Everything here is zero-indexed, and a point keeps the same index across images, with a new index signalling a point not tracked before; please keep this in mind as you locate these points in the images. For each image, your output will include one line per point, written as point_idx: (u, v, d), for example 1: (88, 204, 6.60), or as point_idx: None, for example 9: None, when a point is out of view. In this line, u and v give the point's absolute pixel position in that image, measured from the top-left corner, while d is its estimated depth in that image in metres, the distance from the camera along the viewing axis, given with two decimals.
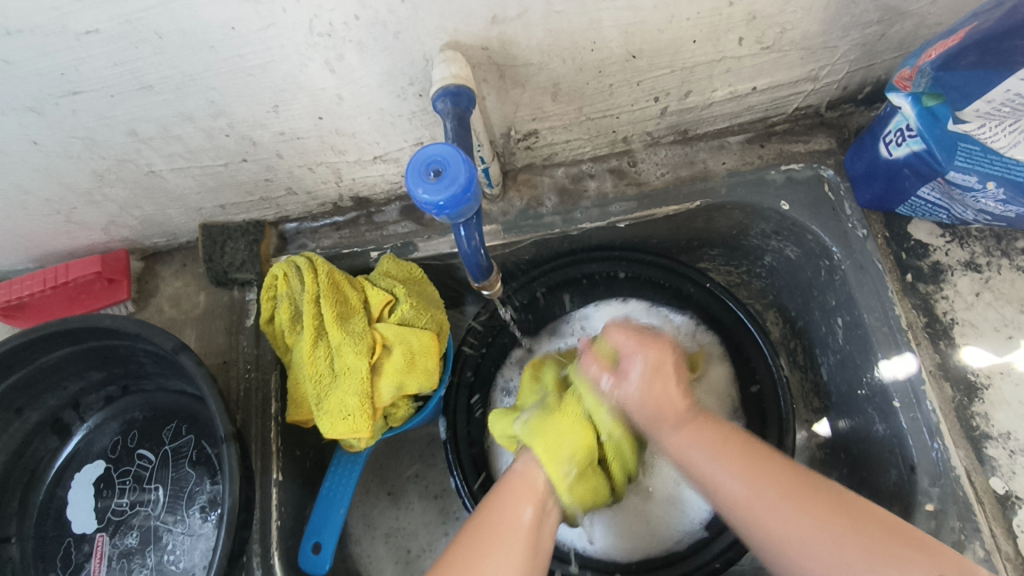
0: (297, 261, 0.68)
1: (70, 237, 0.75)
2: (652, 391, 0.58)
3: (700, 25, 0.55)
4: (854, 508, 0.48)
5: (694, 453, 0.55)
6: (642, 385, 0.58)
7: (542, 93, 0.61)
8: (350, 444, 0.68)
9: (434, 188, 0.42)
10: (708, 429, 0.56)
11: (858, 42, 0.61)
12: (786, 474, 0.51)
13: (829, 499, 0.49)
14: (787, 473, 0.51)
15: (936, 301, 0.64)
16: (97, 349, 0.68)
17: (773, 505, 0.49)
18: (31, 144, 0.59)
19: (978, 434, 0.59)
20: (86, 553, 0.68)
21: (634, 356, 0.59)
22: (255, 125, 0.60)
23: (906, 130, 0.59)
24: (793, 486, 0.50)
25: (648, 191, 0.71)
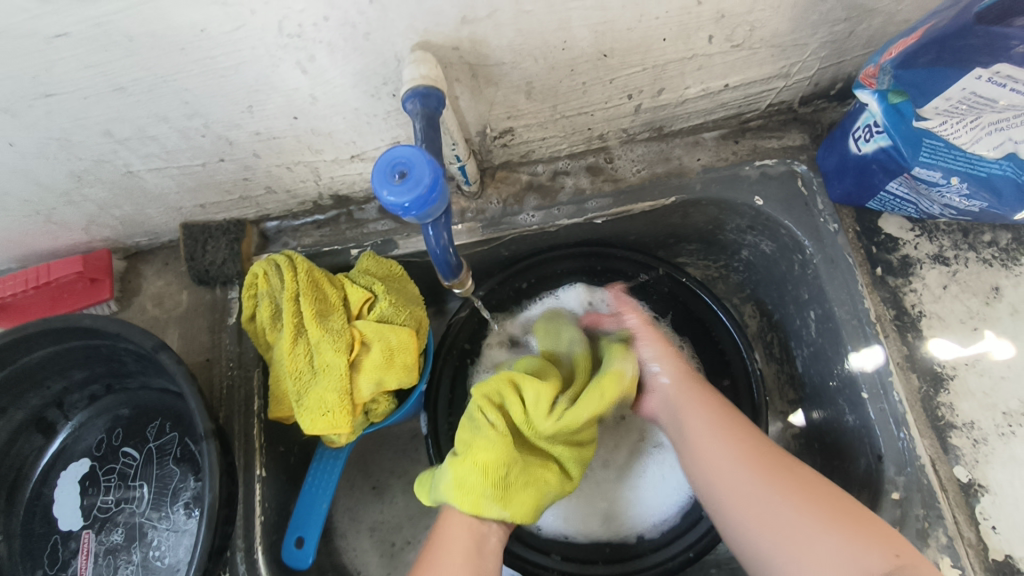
0: (277, 260, 0.69)
1: (51, 237, 0.76)
2: (659, 358, 0.69)
3: (669, 23, 0.56)
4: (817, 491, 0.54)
5: (693, 417, 0.62)
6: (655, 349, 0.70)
7: (516, 92, 0.62)
8: (331, 440, 0.69)
9: (399, 189, 0.42)
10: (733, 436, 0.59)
11: (827, 39, 0.62)
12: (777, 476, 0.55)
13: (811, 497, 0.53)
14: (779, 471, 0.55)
15: (905, 294, 0.65)
16: (78, 349, 0.68)
17: (752, 467, 0.56)
18: (7, 146, 0.59)
19: (942, 424, 0.61)
20: (72, 549, 0.69)
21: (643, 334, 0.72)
22: (231, 126, 0.61)
23: (873, 126, 0.60)
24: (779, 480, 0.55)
25: (624, 187, 0.72)
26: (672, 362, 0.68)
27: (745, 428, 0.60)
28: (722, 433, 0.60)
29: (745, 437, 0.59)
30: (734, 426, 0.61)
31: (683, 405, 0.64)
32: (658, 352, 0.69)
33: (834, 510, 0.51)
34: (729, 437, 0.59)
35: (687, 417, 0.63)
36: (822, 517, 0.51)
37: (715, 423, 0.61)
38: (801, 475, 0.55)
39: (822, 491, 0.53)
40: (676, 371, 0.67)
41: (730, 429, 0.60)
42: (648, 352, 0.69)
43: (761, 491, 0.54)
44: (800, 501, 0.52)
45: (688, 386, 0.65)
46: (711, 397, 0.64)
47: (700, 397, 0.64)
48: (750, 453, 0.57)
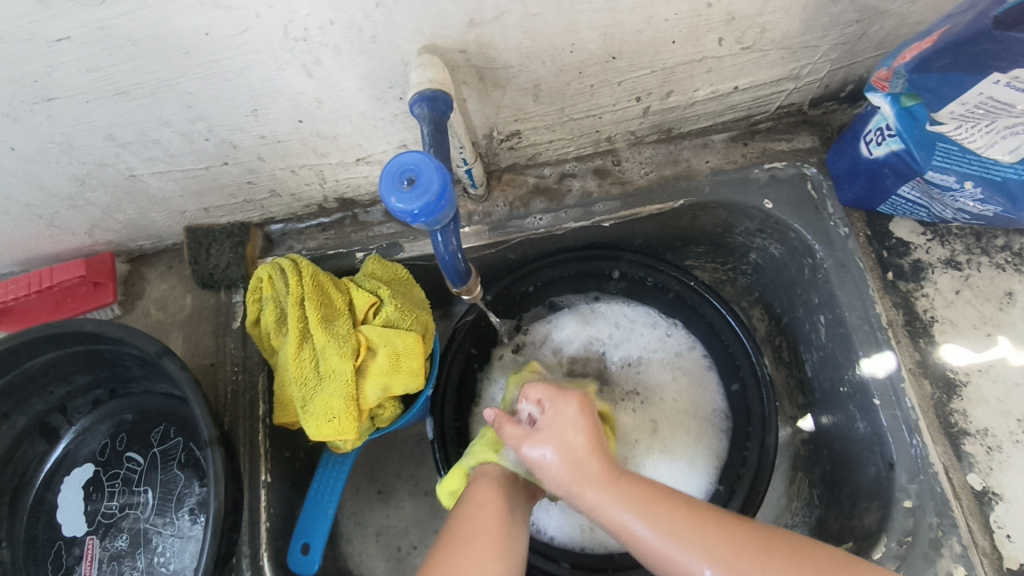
0: (281, 264, 0.68)
1: (54, 240, 0.75)
2: (557, 440, 0.51)
3: (678, 25, 0.55)
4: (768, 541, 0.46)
5: (623, 516, 0.48)
6: (540, 436, 0.52)
7: (523, 95, 0.61)
8: (337, 445, 0.69)
9: (407, 197, 0.42)
10: (652, 506, 0.48)
11: (838, 41, 0.61)
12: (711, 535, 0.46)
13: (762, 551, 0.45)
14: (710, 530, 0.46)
15: (917, 299, 0.65)
16: (81, 354, 0.68)
17: (703, 555, 0.45)
18: (8, 150, 0.58)
19: (955, 431, 0.60)
20: (76, 556, 0.68)
21: (547, 407, 0.54)
22: (235, 129, 0.60)
23: (885, 130, 0.59)
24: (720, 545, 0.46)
25: (632, 190, 0.71)
26: (583, 438, 0.51)
27: (661, 498, 0.49)
28: (655, 524, 0.47)
29: (667, 509, 0.48)
30: (652, 500, 0.49)
31: (609, 502, 0.49)
32: (549, 430, 0.52)
33: (805, 560, 0.44)
34: (665, 527, 0.47)
35: (619, 518, 0.48)
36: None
37: (644, 514, 0.48)
38: (739, 535, 0.46)
39: (769, 544, 0.45)
40: (574, 449, 0.51)
41: (646, 503, 0.48)
42: (532, 443, 0.52)
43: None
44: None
45: (603, 469, 0.50)
46: (619, 471, 0.51)
47: (614, 480, 0.50)
48: (689, 538, 0.46)
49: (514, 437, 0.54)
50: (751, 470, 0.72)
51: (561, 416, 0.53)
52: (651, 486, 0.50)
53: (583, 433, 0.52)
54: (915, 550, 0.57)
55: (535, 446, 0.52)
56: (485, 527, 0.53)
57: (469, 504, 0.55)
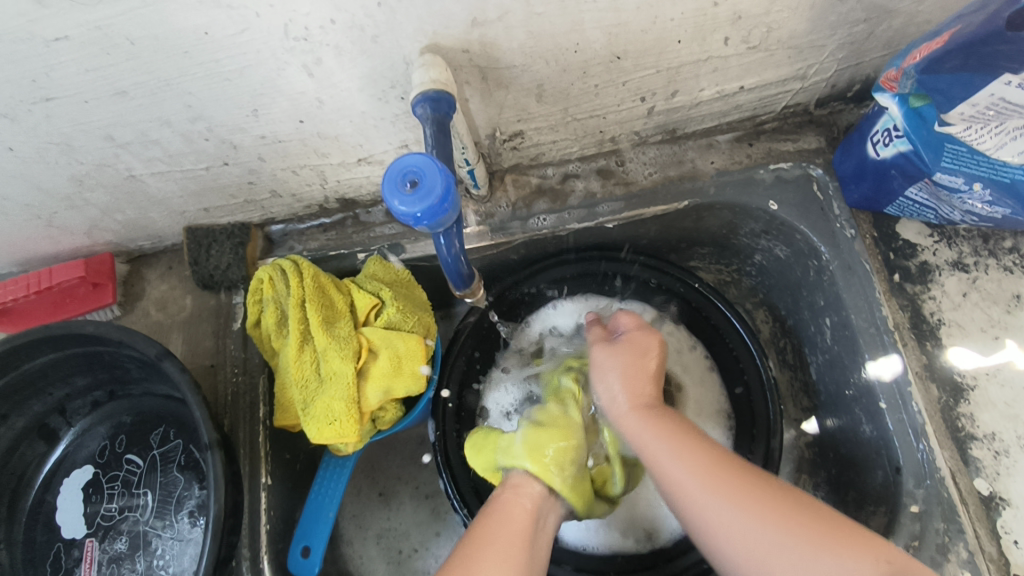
0: (282, 265, 0.67)
1: (53, 241, 0.74)
2: (609, 367, 0.58)
3: (684, 25, 0.55)
4: (790, 500, 0.47)
5: (654, 443, 0.52)
6: (608, 354, 0.59)
7: (526, 95, 0.61)
8: (338, 448, 0.68)
9: (411, 199, 0.41)
10: (685, 445, 0.51)
11: (845, 41, 0.61)
12: (738, 485, 0.48)
13: (780, 503, 0.47)
14: (739, 481, 0.49)
15: (924, 302, 0.64)
16: (80, 355, 0.67)
17: (725, 496, 0.48)
18: (6, 150, 0.58)
19: (963, 435, 0.59)
20: (76, 558, 0.68)
21: (626, 335, 0.61)
22: (235, 129, 0.59)
23: (893, 130, 0.58)
24: (741, 493, 0.48)
25: (636, 191, 0.71)
26: (643, 378, 0.57)
27: (701, 440, 0.52)
28: (684, 455, 0.50)
29: (703, 449, 0.51)
30: (689, 439, 0.52)
31: (645, 431, 0.53)
32: (619, 350, 0.59)
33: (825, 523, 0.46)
34: (693, 462, 0.50)
35: (649, 441, 0.52)
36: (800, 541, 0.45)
37: (675, 445, 0.51)
38: (767, 489, 0.48)
39: (791, 504, 0.47)
40: (632, 372, 0.57)
41: (684, 438, 0.52)
42: (601, 358, 0.59)
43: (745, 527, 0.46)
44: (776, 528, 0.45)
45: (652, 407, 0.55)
46: (665, 412, 0.55)
47: (656, 415, 0.54)
48: (711, 474, 0.49)
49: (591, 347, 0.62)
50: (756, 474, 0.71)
51: (638, 348, 0.59)
52: (694, 430, 0.53)
53: (643, 367, 0.58)
54: (922, 556, 0.56)
55: (603, 359, 0.59)
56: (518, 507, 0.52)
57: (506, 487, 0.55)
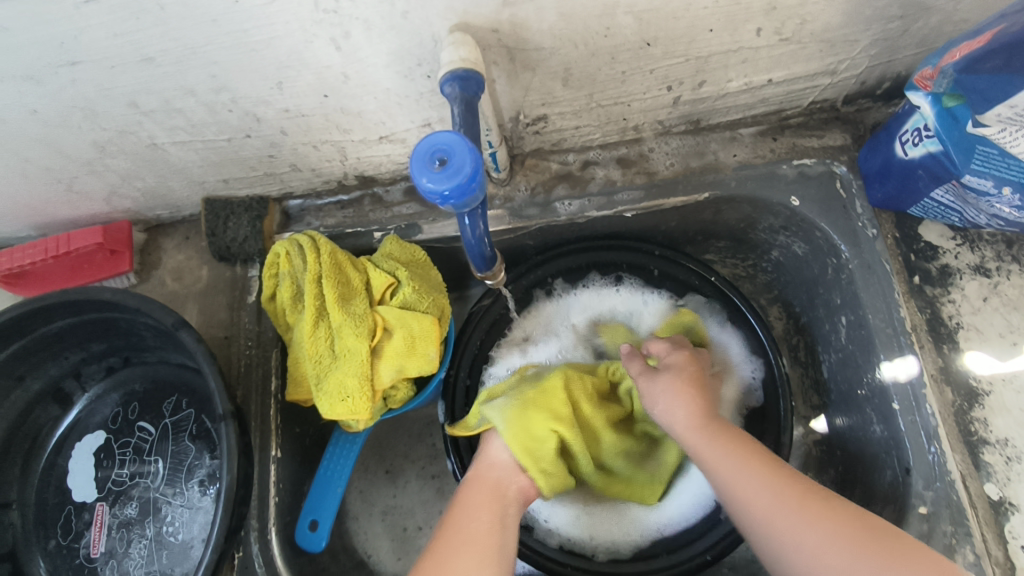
0: (299, 240, 0.67)
1: (72, 206, 0.75)
2: (668, 385, 0.60)
3: (716, 14, 0.54)
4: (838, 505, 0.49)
5: (722, 460, 0.54)
6: (662, 377, 0.61)
7: (552, 78, 0.60)
8: (349, 424, 0.68)
9: (438, 177, 0.41)
10: (738, 450, 0.54)
11: (879, 37, 0.60)
12: (785, 477, 0.52)
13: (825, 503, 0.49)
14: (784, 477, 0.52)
15: (942, 304, 0.64)
16: (97, 321, 0.68)
17: (783, 500, 0.50)
18: (30, 113, 0.58)
19: (975, 439, 0.59)
20: (86, 521, 0.69)
21: (665, 360, 0.64)
22: (259, 101, 0.59)
23: (923, 130, 0.58)
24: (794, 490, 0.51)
25: (657, 181, 0.70)
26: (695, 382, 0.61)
27: (766, 459, 0.54)
28: (755, 471, 0.52)
29: (779, 472, 0.52)
30: (753, 457, 0.54)
31: (713, 448, 0.55)
32: (664, 373, 0.62)
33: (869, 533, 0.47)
34: (764, 479, 0.52)
35: (719, 459, 0.54)
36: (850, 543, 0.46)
37: (746, 462, 0.53)
38: (821, 498, 0.50)
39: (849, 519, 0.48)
40: (686, 393, 0.60)
41: (744, 453, 0.54)
42: (647, 384, 0.62)
43: (818, 542, 0.47)
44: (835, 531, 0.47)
45: (715, 429, 0.56)
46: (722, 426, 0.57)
47: (720, 432, 0.56)
48: (762, 475, 0.52)
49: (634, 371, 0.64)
50: None
51: (679, 369, 0.62)
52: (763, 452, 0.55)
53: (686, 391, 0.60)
54: None
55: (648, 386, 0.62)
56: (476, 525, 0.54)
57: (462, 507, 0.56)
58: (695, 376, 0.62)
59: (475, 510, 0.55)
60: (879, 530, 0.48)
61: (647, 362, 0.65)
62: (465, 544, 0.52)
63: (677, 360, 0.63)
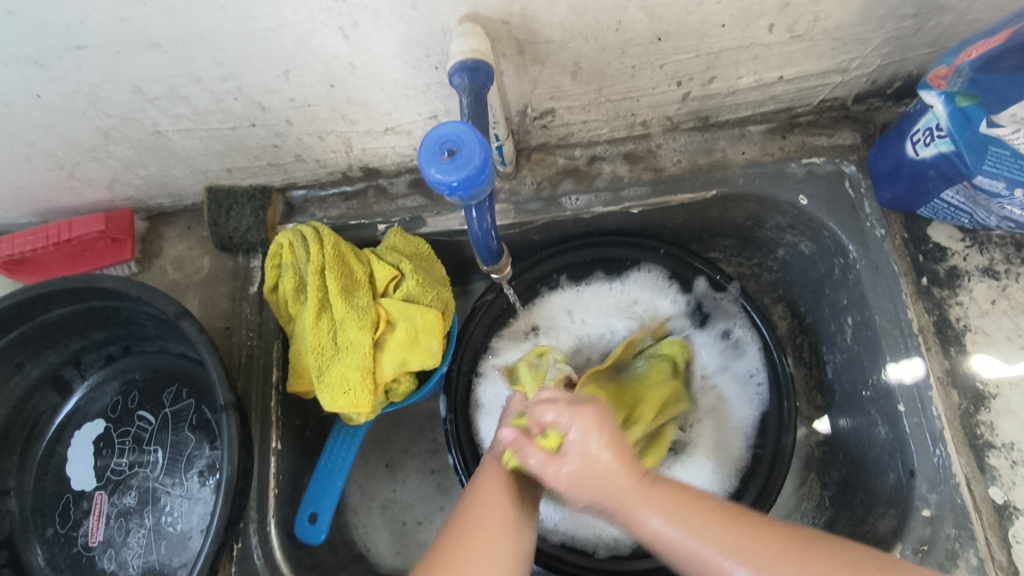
0: (303, 231, 0.67)
1: (74, 193, 0.74)
2: (589, 459, 0.49)
3: (730, 9, 0.53)
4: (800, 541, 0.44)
5: (655, 519, 0.47)
6: (581, 455, 0.49)
7: (561, 72, 0.59)
8: (350, 417, 0.68)
9: (446, 168, 0.40)
10: (668, 494, 0.48)
11: (892, 35, 0.59)
12: (726, 518, 0.46)
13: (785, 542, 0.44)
14: (724, 521, 0.46)
15: (950, 307, 0.63)
16: (97, 309, 0.67)
17: (742, 559, 0.44)
18: (34, 97, 0.57)
19: (980, 443, 0.59)
20: (84, 510, 0.69)
21: (572, 434, 0.49)
22: (265, 90, 0.59)
23: (936, 130, 0.57)
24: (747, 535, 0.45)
25: (664, 177, 0.70)
26: (611, 447, 0.49)
27: (699, 503, 0.48)
28: (695, 529, 0.46)
29: (716, 517, 0.47)
30: (686, 502, 0.48)
31: (647, 508, 0.48)
32: (575, 451, 0.49)
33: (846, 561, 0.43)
34: (706, 533, 0.46)
35: (652, 519, 0.47)
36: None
37: (680, 519, 0.47)
38: (781, 540, 0.45)
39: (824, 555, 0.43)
40: (597, 462, 0.49)
41: (673, 499, 0.48)
42: (562, 479, 0.49)
43: None
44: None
45: (650, 482, 0.49)
46: (654, 477, 0.50)
47: (652, 486, 0.49)
48: (693, 520, 0.47)
49: (533, 462, 0.50)
50: (764, 468, 0.71)
51: (590, 436, 0.49)
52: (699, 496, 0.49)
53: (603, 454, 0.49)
54: (931, 559, 0.56)
55: (567, 466, 0.49)
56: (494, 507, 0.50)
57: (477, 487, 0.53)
58: (590, 425, 0.49)
59: (496, 489, 0.52)
60: (849, 557, 0.43)
61: (546, 442, 0.50)
62: (478, 517, 0.49)
63: (573, 430, 0.50)
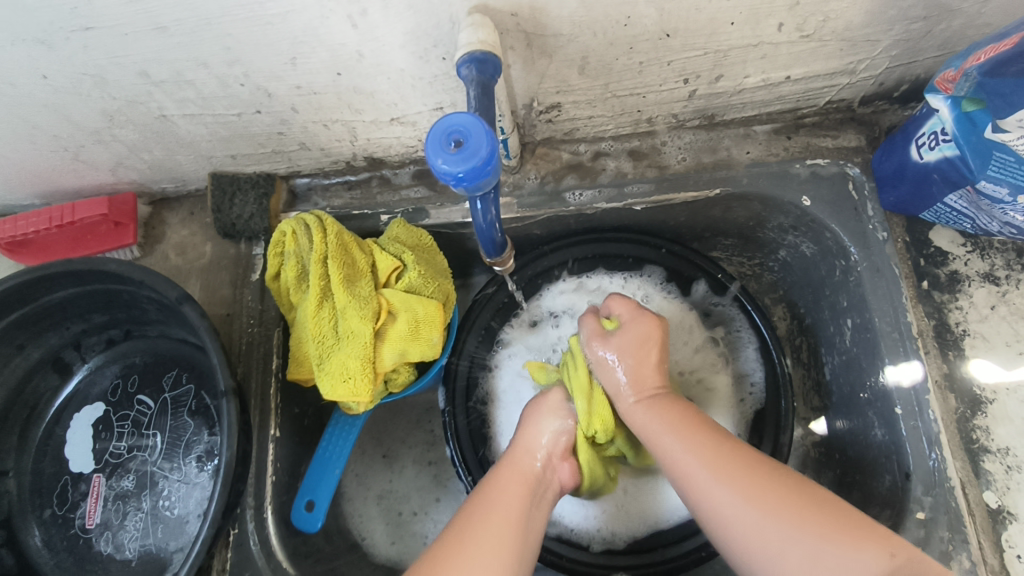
0: (306, 220, 0.67)
1: (77, 176, 0.74)
2: (619, 351, 0.62)
3: (739, 7, 0.53)
4: (779, 475, 0.48)
5: (658, 429, 0.55)
6: (616, 343, 0.62)
7: (569, 66, 0.59)
8: (349, 406, 0.68)
9: (453, 159, 0.40)
10: (684, 420, 0.55)
11: (900, 38, 0.59)
12: (722, 449, 0.51)
13: (771, 473, 0.48)
14: (722, 451, 0.51)
15: (949, 311, 0.63)
16: (99, 293, 0.67)
17: (721, 478, 0.49)
18: (40, 78, 0.57)
19: (976, 447, 0.59)
20: (82, 492, 0.69)
21: (624, 327, 0.64)
22: (271, 77, 0.58)
23: (941, 134, 0.57)
24: (732, 463, 0.50)
25: (668, 175, 0.70)
26: (644, 353, 0.62)
27: (714, 430, 0.54)
28: (694, 448, 0.52)
29: (711, 445, 0.52)
30: (699, 427, 0.54)
31: (651, 417, 0.57)
32: (614, 342, 0.63)
33: (814, 499, 0.46)
34: (694, 447, 0.52)
35: (654, 426, 0.56)
36: (789, 516, 0.45)
37: (679, 432, 0.54)
38: (767, 470, 0.49)
39: (800, 494, 0.46)
40: (629, 361, 0.61)
41: (689, 425, 0.54)
42: (598, 353, 0.63)
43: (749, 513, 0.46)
44: (769, 506, 0.46)
45: (659, 398, 0.59)
46: (673, 401, 0.58)
47: (672, 408, 0.57)
48: (698, 444, 0.52)
49: (586, 339, 0.64)
50: None
51: (632, 338, 0.62)
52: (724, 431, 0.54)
53: (647, 354, 0.62)
54: None
55: (604, 350, 0.63)
56: (505, 508, 0.53)
57: (491, 489, 0.55)
58: (637, 338, 0.62)
59: (509, 491, 0.54)
60: (831, 509, 0.45)
61: (607, 325, 0.65)
62: (494, 519, 0.52)
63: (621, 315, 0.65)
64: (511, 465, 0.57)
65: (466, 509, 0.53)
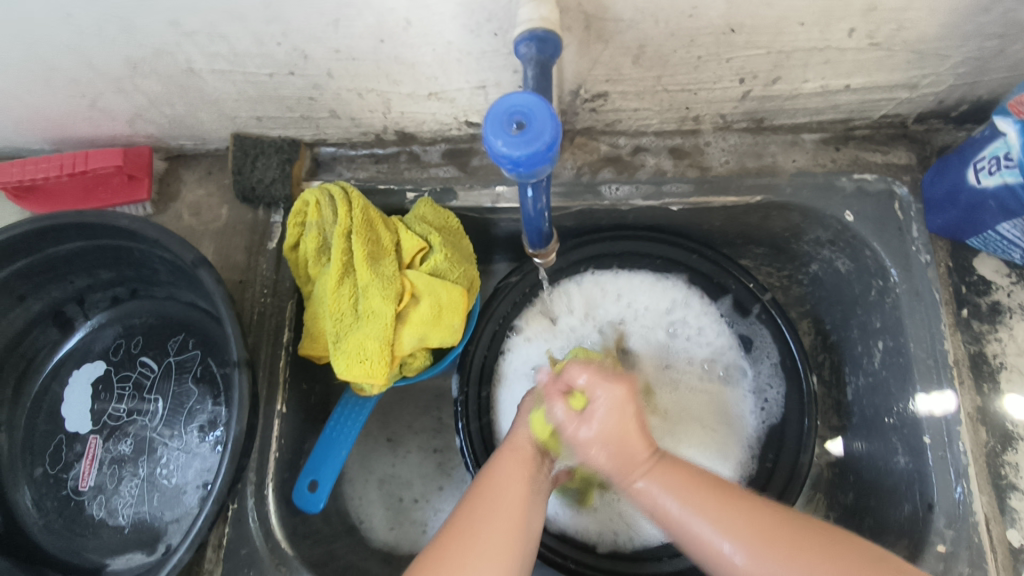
0: (331, 190, 0.64)
1: (92, 124, 0.71)
2: (608, 437, 0.52)
3: (812, 7, 0.51)
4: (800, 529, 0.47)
5: (662, 495, 0.51)
6: (598, 419, 0.52)
7: (623, 54, 0.56)
8: (361, 388, 0.66)
9: (514, 141, 0.38)
10: (682, 477, 0.51)
11: (971, 55, 0.57)
12: (729, 502, 0.49)
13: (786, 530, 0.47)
14: (730, 503, 0.49)
15: (988, 342, 0.62)
16: (108, 248, 0.64)
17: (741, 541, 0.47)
18: (63, 17, 0.54)
19: (1004, 484, 0.59)
20: (77, 453, 0.67)
21: (596, 399, 0.52)
22: (311, 38, 0.55)
23: (1003, 159, 0.54)
24: (748, 522, 0.47)
25: (709, 177, 0.67)
26: (629, 427, 0.52)
27: (711, 487, 0.50)
28: (698, 507, 0.49)
29: (717, 498, 0.49)
30: (700, 484, 0.51)
31: (654, 487, 0.51)
32: (598, 415, 0.52)
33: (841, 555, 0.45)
34: (703, 509, 0.49)
35: (659, 495, 0.51)
36: (820, 574, 0.44)
37: (687, 496, 0.50)
38: (782, 526, 0.47)
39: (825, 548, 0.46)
40: (618, 431, 0.52)
41: (689, 483, 0.51)
42: (582, 435, 0.52)
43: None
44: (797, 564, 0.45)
45: (659, 465, 0.52)
46: (664, 459, 0.52)
47: (664, 466, 0.52)
48: (706, 506, 0.49)
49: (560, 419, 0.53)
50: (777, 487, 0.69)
51: (614, 404, 0.52)
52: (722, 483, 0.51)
53: (628, 421, 0.52)
54: None
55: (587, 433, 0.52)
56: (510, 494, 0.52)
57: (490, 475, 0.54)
58: (616, 400, 0.52)
59: (511, 479, 0.53)
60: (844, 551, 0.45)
61: (574, 400, 0.53)
62: (500, 512, 0.51)
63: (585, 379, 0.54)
64: (511, 449, 0.56)
65: (473, 497, 0.53)
